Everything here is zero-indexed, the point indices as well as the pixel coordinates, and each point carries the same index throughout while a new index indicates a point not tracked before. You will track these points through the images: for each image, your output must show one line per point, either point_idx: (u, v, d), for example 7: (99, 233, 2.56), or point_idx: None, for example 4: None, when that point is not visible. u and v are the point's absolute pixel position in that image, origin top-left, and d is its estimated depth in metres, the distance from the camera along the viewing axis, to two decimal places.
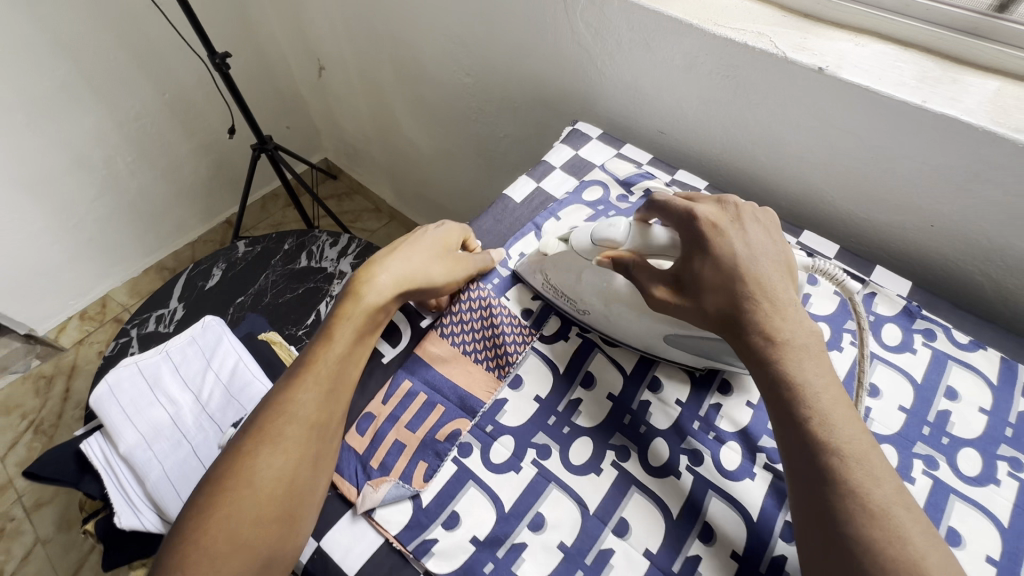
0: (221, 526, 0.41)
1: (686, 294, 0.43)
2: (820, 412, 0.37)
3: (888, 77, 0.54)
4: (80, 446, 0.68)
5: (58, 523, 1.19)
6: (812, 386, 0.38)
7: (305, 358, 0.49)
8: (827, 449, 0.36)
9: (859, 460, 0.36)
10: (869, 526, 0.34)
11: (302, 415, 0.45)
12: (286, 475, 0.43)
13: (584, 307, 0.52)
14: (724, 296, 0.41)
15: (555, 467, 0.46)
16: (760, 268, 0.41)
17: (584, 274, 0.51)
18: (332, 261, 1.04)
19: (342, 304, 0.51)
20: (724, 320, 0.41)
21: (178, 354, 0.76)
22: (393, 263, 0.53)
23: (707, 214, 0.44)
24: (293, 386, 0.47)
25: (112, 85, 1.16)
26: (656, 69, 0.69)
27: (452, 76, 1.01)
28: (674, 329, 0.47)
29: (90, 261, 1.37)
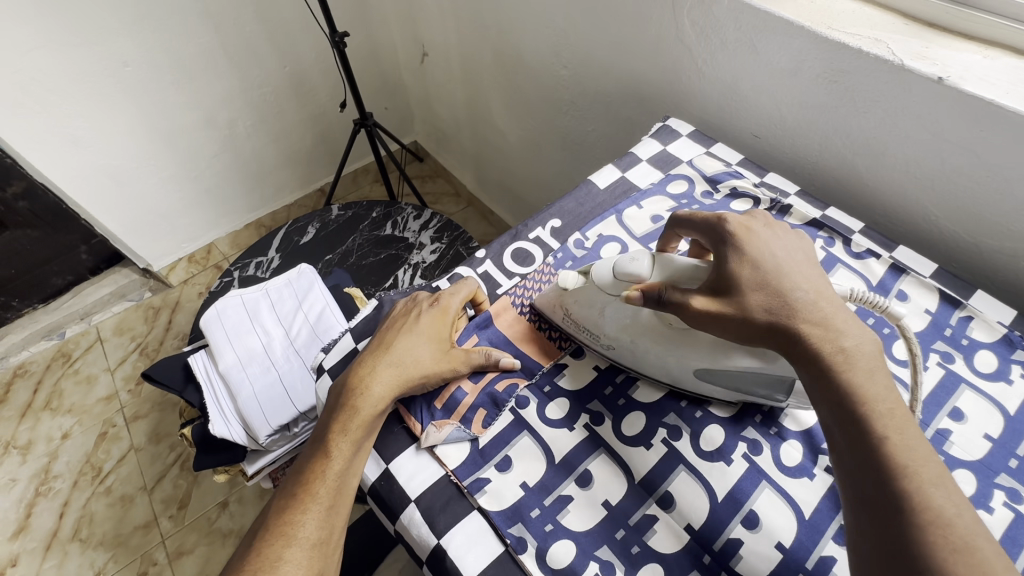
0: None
1: (729, 302, 0.41)
2: (890, 429, 0.35)
3: (1017, 92, 0.51)
4: (188, 360, 0.78)
5: (149, 435, 1.34)
6: (881, 402, 0.36)
7: (303, 473, 0.46)
8: (901, 471, 0.34)
9: (936, 484, 0.33)
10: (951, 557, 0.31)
11: (300, 536, 0.43)
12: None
13: (607, 341, 0.50)
14: (769, 296, 0.41)
15: (607, 434, 0.48)
16: (800, 272, 0.42)
17: (607, 309, 0.49)
18: (414, 232, 1.11)
19: (330, 410, 0.48)
20: (772, 322, 0.40)
21: (275, 293, 0.84)
22: (383, 367, 0.49)
23: (738, 219, 0.44)
24: (289, 505, 0.45)
25: (245, 56, 1.30)
26: (759, 71, 0.68)
27: (549, 69, 1.05)
28: (705, 364, 0.46)
29: (202, 210, 1.53)
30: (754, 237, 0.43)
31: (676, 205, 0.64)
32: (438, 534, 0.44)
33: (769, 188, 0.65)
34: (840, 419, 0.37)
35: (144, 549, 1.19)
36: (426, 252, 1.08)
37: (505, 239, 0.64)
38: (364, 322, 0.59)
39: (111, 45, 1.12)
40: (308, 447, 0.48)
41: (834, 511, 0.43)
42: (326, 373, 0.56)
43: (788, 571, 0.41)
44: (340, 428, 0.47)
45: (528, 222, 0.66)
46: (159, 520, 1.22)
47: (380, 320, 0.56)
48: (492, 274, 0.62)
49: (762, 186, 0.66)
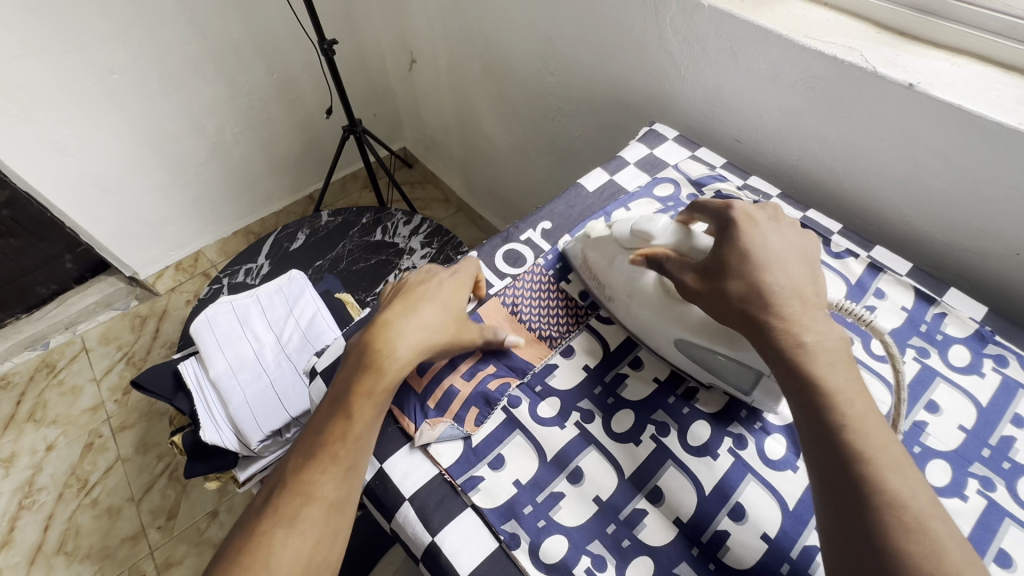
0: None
1: (710, 282, 0.45)
2: (853, 417, 0.37)
3: (982, 98, 0.53)
4: (178, 367, 0.78)
5: (137, 446, 1.32)
6: (844, 392, 0.38)
7: (323, 431, 0.46)
8: (860, 457, 0.36)
9: (894, 470, 0.35)
10: (904, 537, 0.33)
11: (318, 494, 0.43)
12: (304, 560, 0.41)
13: (610, 294, 0.55)
14: (746, 284, 0.43)
15: (597, 431, 0.49)
16: (792, 267, 0.44)
17: (617, 262, 0.54)
18: (404, 238, 1.11)
19: (351, 372, 0.48)
20: (745, 305, 0.42)
21: (266, 299, 0.84)
22: (405, 334, 0.50)
23: (745, 208, 0.47)
24: (309, 462, 0.45)
25: (233, 63, 1.31)
26: (740, 79, 0.71)
27: (536, 76, 1.07)
28: (691, 335, 0.48)
29: (191, 217, 1.53)
30: (753, 230, 0.45)
31: (662, 208, 0.65)
32: (433, 531, 0.45)
33: (752, 191, 0.67)
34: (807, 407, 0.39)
35: (131, 561, 1.17)
36: (416, 257, 1.08)
37: (496, 241, 0.65)
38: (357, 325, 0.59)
39: (99, 54, 1.12)
40: (326, 405, 0.48)
41: None
42: (319, 376, 0.56)
43: (772, 560, 0.42)
44: (364, 389, 0.47)
45: (518, 224, 0.67)
46: (147, 532, 1.21)
47: (397, 289, 0.56)
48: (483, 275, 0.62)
49: (744, 189, 0.67)
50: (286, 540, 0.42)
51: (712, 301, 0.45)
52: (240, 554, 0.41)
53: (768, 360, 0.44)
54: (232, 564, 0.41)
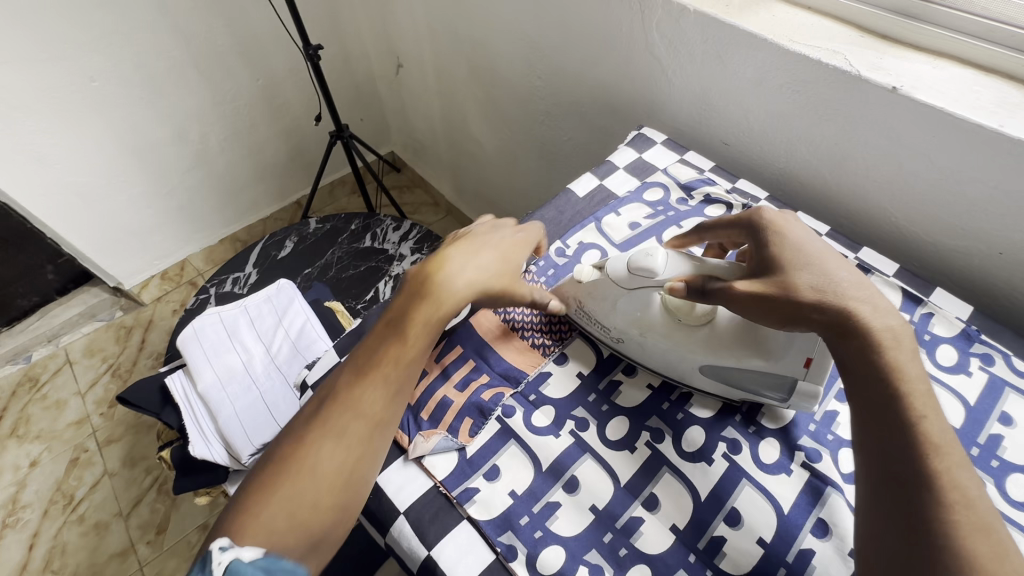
0: (267, 511, 0.42)
1: (773, 281, 0.43)
2: (921, 413, 0.37)
3: (964, 100, 0.54)
4: (165, 381, 0.76)
5: (124, 459, 1.30)
6: (916, 386, 0.38)
7: (374, 352, 0.47)
8: (931, 452, 0.35)
9: (962, 466, 0.35)
10: (963, 534, 0.33)
11: (365, 413, 0.45)
12: (345, 468, 0.43)
13: (617, 334, 0.52)
14: (815, 275, 0.42)
15: (592, 439, 0.49)
16: (839, 261, 0.43)
17: (619, 302, 0.51)
18: (394, 244, 1.11)
19: (405, 299, 0.49)
20: (821, 297, 0.41)
21: (254, 309, 0.83)
22: (460, 266, 0.49)
23: (775, 210, 0.48)
24: (359, 380, 0.46)
25: (216, 69, 1.29)
26: (726, 83, 0.71)
27: (523, 80, 1.07)
28: (712, 359, 0.48)
29: (176, 226, 1.50)
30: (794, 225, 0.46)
31: (652, 212, 0.66)
32: (429, 544, 0.45)
33: (741, 194, 0.67)
34: (875, 395, 0.38)
35: None
36: (406, 263, 1.08)
37: None
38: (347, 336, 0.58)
39: (79, 61, 1.10)
40: (379, 327, 0.49)
41: (812, 505, 0.44)
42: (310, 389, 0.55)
43: (769, 565, 0.42)
44: (418, 319, 0.47)
45: None
46: (136, 547, 1.19)
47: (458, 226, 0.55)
48: None
49: (733, 192, 0.68)
50: (333, 451, 0.43)
51: (782, 302, 0.42)
52: (286, 455, 0.44)
53: (802, 363, 0.45)
54: (278, 463, 0.43)
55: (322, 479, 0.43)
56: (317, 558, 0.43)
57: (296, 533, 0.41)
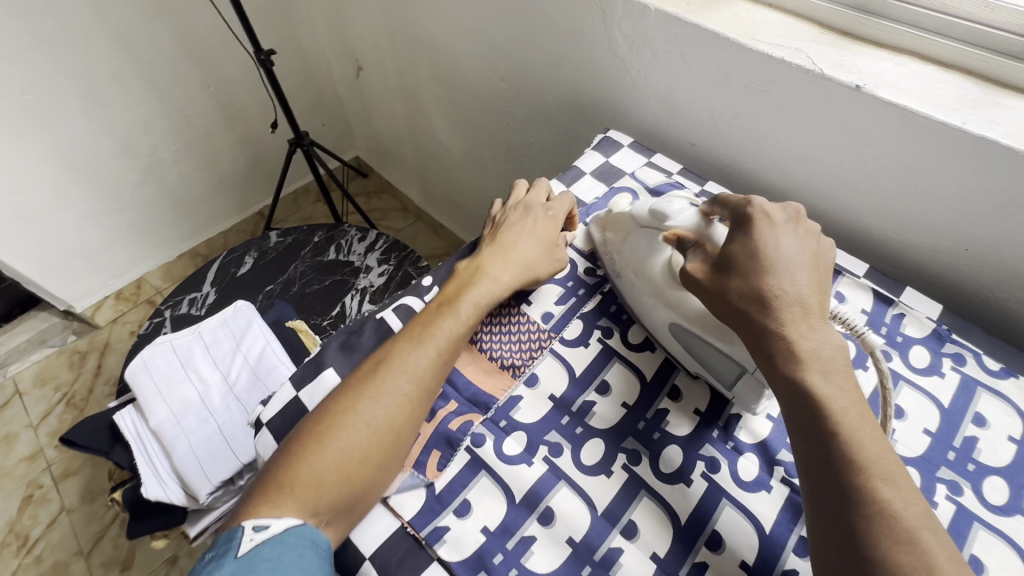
0: (317, 460, 0.42)
1: (713, 276, 0.45)
2: (847, 428, 0.38)
3: (926, 97, 0.54)
4: (114, 418, 0.71)
5: (83, 493, 1.23)
6: (840, 402, 0.39)
7: (428, 320, 0.49)
8: (855, 466, 0.37)
9: (887, 480, 0.36)
10: (896, 549, 0.33)
11: (418, 375, 0.46)
12: (393, 428, 0.44)
13: (619, 271, 0.55)
14: (748, 284, 0.43)
15: (567, 465, 0.46)
16: (798, 275, 0.43)
17: (630, 239, 0.55)
18: (360, 255, 1.06)
19: (455, 283, 0.53)
20: (742, 307, 0.43)
21: (210, 335, 0.78)
22: (504, 258, 0.54)
23: (763, 208, 0.46)
24: (412, 344, 0.47)
25: (162, 77, 1.22)
26: (691, 83, 0.69)
27: (487, 82, 1.04)
28: (680, 319, 0.49)
29: (129, 243, 1.43)
30: (766, 232, 0.45)
31: None
32: None
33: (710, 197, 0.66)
34: (799, 413, 0.40)
35: None
36: (373, 275, 1.04)
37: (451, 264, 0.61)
38: (304, 366, 0.53)
39: (8, 74, 1.02)
40: (434, 301, 0.52)
41: (793, 523, 0.43)
42: (265, 427, 0.50)
43: None
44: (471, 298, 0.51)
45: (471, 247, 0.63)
46: None
47: (489, 223, 0.61)
48: None
49: (702, 196, 0.66)
50: (385, 407, 0.44)
51: (712, 294, 0.45)
52: (336, 408, 0.44)
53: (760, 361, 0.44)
54: (328, 416, 0.44)
55: (372, 434, 0.43)
56: (351, 517, 0.42)
57: (341, 487, 0.41)
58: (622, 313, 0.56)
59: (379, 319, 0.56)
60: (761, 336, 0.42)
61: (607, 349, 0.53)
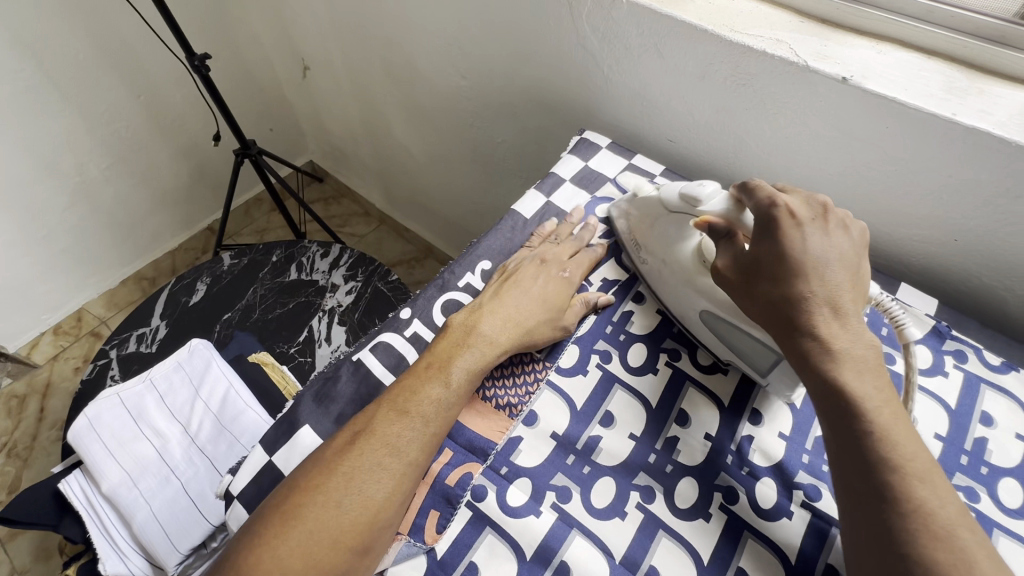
0: (285, 549, 0.37)
1: (744, 276, 0.43)
2: (882, 428, 0.36)
3: (914, 88, 0.52)
4: (59, 485, 0.63)
5: (35, 553, 1.12)
6: (870, 400, 0.37)
7: (415, 381, 0.45)
8: (888, 466, 0.35)
9: (922, 479, 0.34)
10: (932, 546, 0.32)
11: (401, 448, 0.41)
12: (371, 508, 0.39)
13: (644, 256, 0.54)
14: (779, 289, 0.41)
15: (577, 511, 0.43)
16: (829, 277, 0.40)
17: (659, 224, 0.53)
18: (324, 273, 0.99)
19: (448, 338, 0.48)
20: (774, 312, 0.41)
21: (163, 382, 0.70)
22: (503, 314, 0.50)
23: (789, 205, 0.43)
24: (396, 412, 0.43)
25: (84, 89, 1.09)
26: (667, 78, 0.66)
27: (447, 81, 0.97)
28: (712, 306, 0.48)
29: (63, 272, 1.30)
30: (791, 234, 0.42)
31: (608, 230, 0.60)
32: None
33: None
34: (833, 411, 0.38)
35: None
36: (340, 294, 0.96)
37: (430, 292, 0.55)
38: (277, 424, 0.48)
39: None
40: (424, 358, 0.47)
41: (820, 550, 0.41)
42: (237, 499, 0.45)
43: None
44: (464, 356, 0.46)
45: (455, 268, 0.57)
46: None
47: (504, 266, 0.56)
48: (423, 334, 0.52)
49: None
50: (363, 485, 0.39)
51: (744, 296, 0.43)
52: (310, 485, 0.40)
53: None
54: (299, 494, 0.39)
55: (346, 518, 0.38)
56: None
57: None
58: (620, 333, 0.52)
59: (355, 361, 0.50)
60: (792, 339, 0.40)
61: (607, 375, 0.49)
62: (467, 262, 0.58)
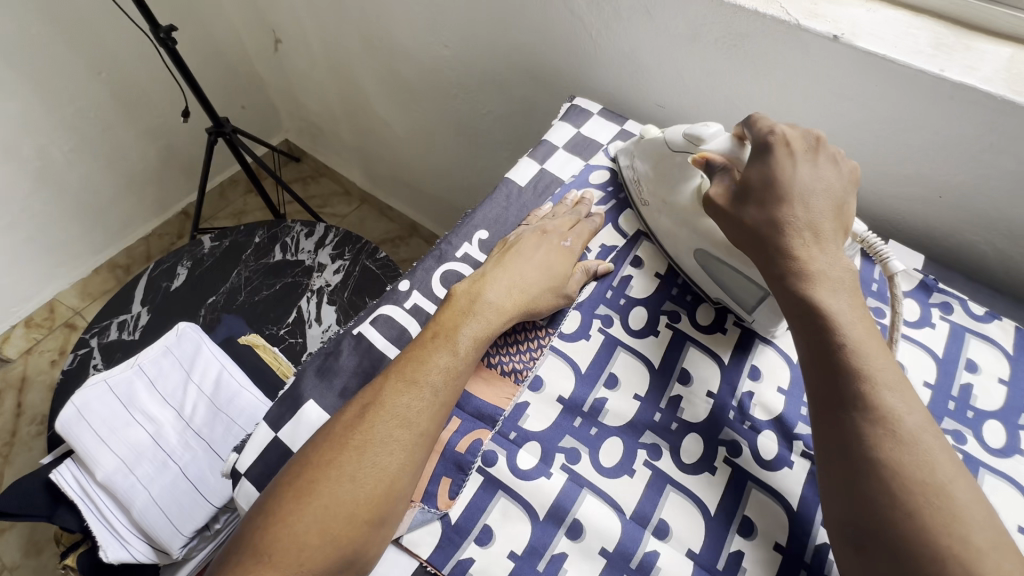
0: (301, 525, 0.37)
1: (730, 202, 0.44)
2: (854, 342, 0.37)
3: (903, 45, 0.52)
4: (51, 475, 0.61)
5: (24, 549, 1.10)
6: (843, 315, 0.38)
7: (420, 352, 0.44)
8: (858, 376, 0.36)
9: (890, 388, 0.36)
10: (893, 449, 0.34)
11: (412, 420, 0.41)
12: (386, 480, 0.39)
13: (644, 199, 0.55)
14: (766, 212, 0.42)
15: (587, 471, 0.43)
16: (814, 203, 0.41)
17: (660, 165, 0.53)
18: (310, 252, 0.97)
19: (452, 308, 0.48)
20: (754, 235, 0.42)
21: (153, 367, 0.68)
22: (506, 284, 0.49)
23: (787, 136, 0.43)
24: (404, 384, 0.42)
25: (40, 65, 1.03)
26: (657, 41, 0.65)
27: (429, 51, 0.95)
28: (705, 244, 0.49)
29: (30, 262, 1.24)
30: (783, 161, 0.43)
31: (604, 195, 0.60)
32: None
33: None
34: (810, 327, 0.39)
35: None
36: (328, 273, 0.94)
37: (429, 263, 0.55)
38: (279, 402, 0.47)
39: None
40: (427, 330, 0.46)
41: (820, 496, 0.42)
42: (244, 476, 0.44)
43: (789, 570, 0.40)
44: (469, 327, 0.46)
45: (453, 239, 0.57)
46: None
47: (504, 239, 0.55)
48: (423, 306, 0.52)
49: None
50: (376, 458, 0.39)
51: (728, 221, 0.44)
52: (320, 461, 0.39)
53: None
54: (311, 470, 0.39)
55: (360, 492, 0.38)
56: None
57: (328, 553, 0.37)
58: (620, 297, 0.52)
59: (356, 335, 0.50)
60: (772, 259, 0.41)
61: (610, 339, 0.50)
62: (465, 233, 0.57)
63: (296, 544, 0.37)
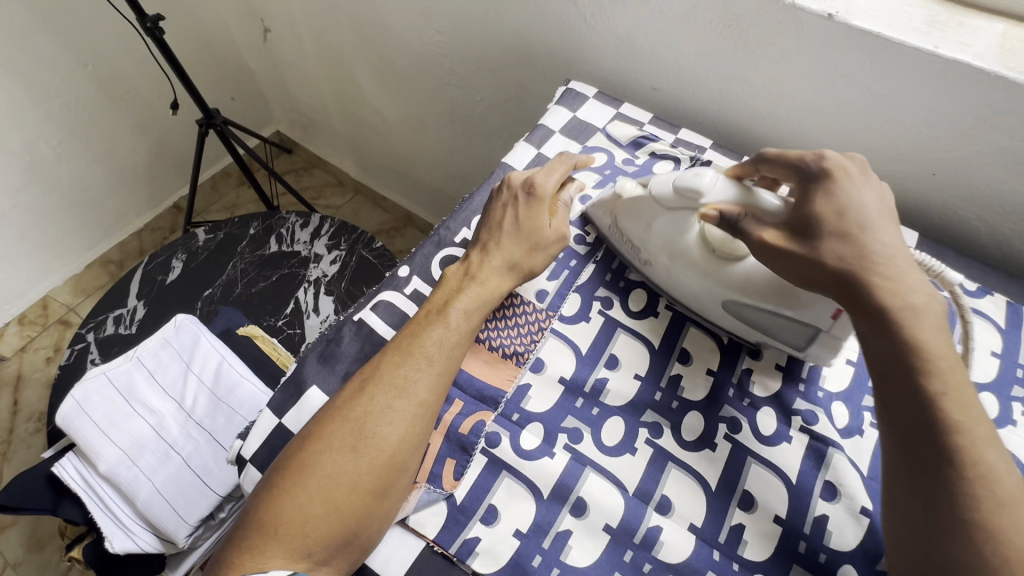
0: (304, 497, 0.37)
1: (800, 240, 0.40)
2: (952, 391, 0.35)
3: (898, 22, 0.52)
4: (52, 469, 0.61)
5: (27, 544, 1.10)
6: (942, 360, 0.35)
7: (416, 326, 0.44)
8: (953, 429, 0.34)
9: (988, 442, 0.34)
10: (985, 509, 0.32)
11: (412, 391, 0.41)
12: (387, 448, 0.39)
13: (646, 258, 0.50)
14: (848, 246, 0.38)
15: (589, 450, 0.44)
16: (885, 231, 0.39)
17: (655, 223, 0.49)
18: (305, 243, 0.96)
19: (446, 285, 0.48)
20: (843, 272, 0.38)
21: (152, 360, 0.68)
22: (490, 253, 0.49)
23: (838, 160, 0.42)
24: (402, 357, 0.42)
25: (26, 58, 1.01)
26: (652, 22, 0.65)
27: (422, 38, 0.94)
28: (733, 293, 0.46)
29: (22, 259, 1.23)
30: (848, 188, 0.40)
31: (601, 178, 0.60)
32: None
33: (685, 145, 0.63)
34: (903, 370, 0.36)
35: None
36: (324, 264, 0.94)
37: (427, 249, 0.55)
38: (282, 389, 0.47)
39: None
40: (423, 305, 0.47)
41: (818, 470, 0.43)
42: (251, 463, 0.44)
43: (789, 542, 0.41)
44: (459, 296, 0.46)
45: (451, 224, 0.57)
46: None
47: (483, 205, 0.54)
48: (423, 292, 0.52)
49: (678, 145, 0.63)
50: (376, 427, 0.40)
51: (802, 262, 0.39)
52: (321, 433, 0.40)
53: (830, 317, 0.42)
54: (312, 442, 0.39)
55: (362, 462, 0.39)
56: (353, 548, 0.39)
57: (332, 524, 0.37)
58: (619, 280, 0.53)
59: (357, 321, 0.50)
60: (860, 297, 0.37)
61: (609, 321, 0.50)
62: (459, 218, 0.57)
63: (299, 513, 0.37)
